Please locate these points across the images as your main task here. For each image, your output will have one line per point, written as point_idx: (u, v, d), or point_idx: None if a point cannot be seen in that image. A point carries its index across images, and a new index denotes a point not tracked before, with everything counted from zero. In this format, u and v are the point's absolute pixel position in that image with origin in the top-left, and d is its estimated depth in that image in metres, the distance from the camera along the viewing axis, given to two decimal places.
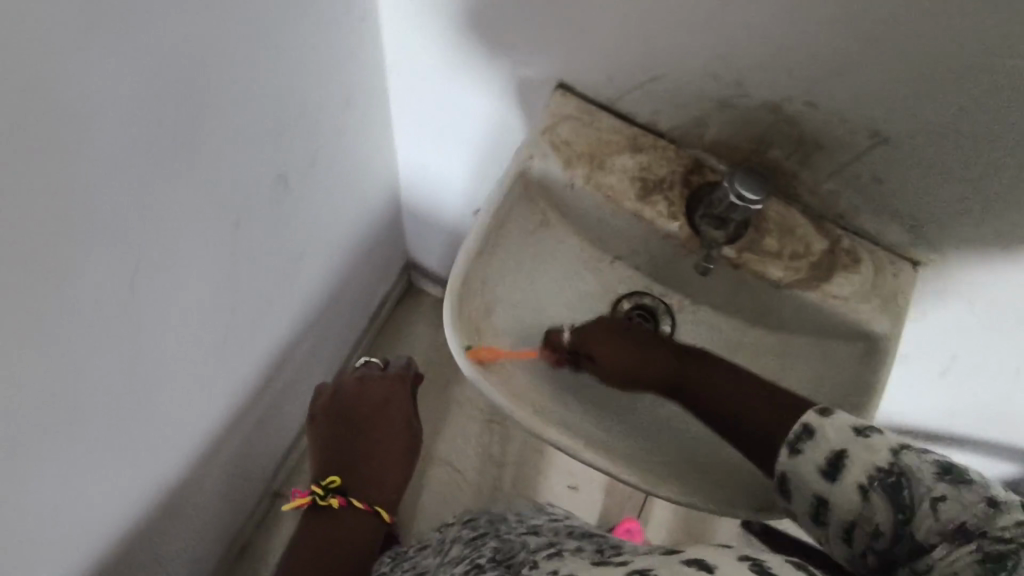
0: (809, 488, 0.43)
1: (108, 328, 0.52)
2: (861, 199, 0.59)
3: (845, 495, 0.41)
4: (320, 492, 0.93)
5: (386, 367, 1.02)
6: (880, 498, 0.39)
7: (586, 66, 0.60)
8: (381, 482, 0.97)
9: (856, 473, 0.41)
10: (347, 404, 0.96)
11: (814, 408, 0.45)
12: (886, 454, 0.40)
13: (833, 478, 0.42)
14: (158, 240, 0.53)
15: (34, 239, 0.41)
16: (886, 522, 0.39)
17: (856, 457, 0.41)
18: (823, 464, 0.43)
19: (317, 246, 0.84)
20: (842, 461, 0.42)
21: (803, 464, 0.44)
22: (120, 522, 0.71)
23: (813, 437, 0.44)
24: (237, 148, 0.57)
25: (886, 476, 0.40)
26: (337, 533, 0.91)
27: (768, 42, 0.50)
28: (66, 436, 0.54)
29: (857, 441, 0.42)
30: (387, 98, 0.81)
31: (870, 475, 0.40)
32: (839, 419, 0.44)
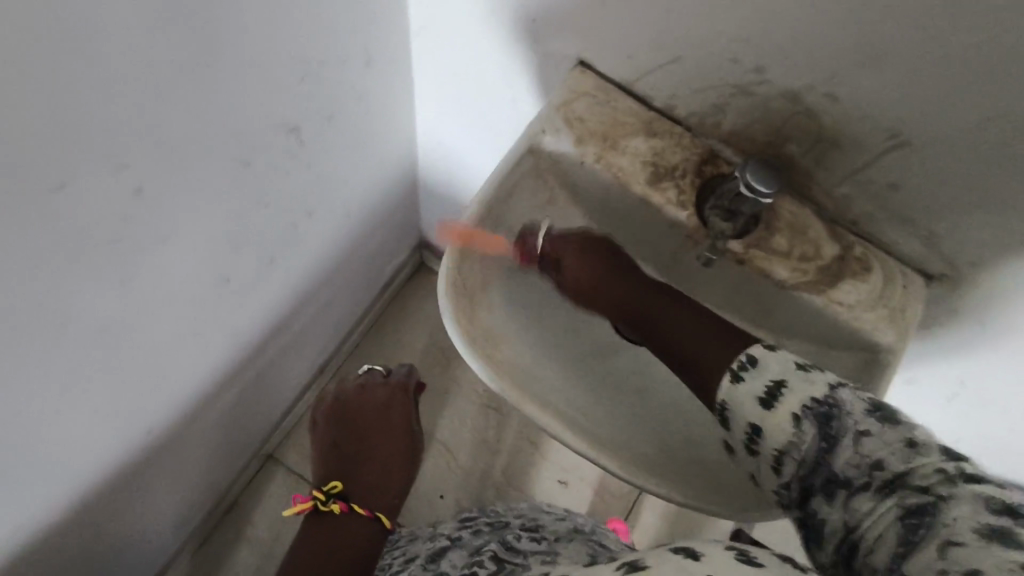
0: (744, 413, 0.46)
1: (99, 254, 0.52)
2: (877, 204, 0.57)
3: (778, 421, 0.43)
4: (321, 497, 0.90)
5: (388, 375, 1.04)
6: (811, 428, 0.42)
7: (607, 44, 0.59)
8: (382, 488, 0.94)
9: (791, 401, 0.43)
10: (349, 407, 0.99)
11: (761, 343, 0.49)
12: (823, 390, 0.43)
13: (769, 404, 0.44)
14: (161, 175, 0.53)
15: (33, 156, 0.42)
16: (813, 452, 0.41)
17: (794, 390, 0.44)
18: (762, 392, 0.45)
19: (326, 207, 0.84)
20: (780, 390, 0.44)
21: (742, 389, 0.47)
22: (103, 456, 0.72)
23: (755, 367, 0.47)
24: (249, 92, 0.57)
25: (819, 409, 0.42)
26: (337, 541, 0.86)
27: (790, 30, 0.49)
28: (50, 356, 0.55)
29: (797, 374, 0.45)
30: (409, 66, 0.80)
31: (804, 405, 0.43)
32: (782, 354, 0.47)
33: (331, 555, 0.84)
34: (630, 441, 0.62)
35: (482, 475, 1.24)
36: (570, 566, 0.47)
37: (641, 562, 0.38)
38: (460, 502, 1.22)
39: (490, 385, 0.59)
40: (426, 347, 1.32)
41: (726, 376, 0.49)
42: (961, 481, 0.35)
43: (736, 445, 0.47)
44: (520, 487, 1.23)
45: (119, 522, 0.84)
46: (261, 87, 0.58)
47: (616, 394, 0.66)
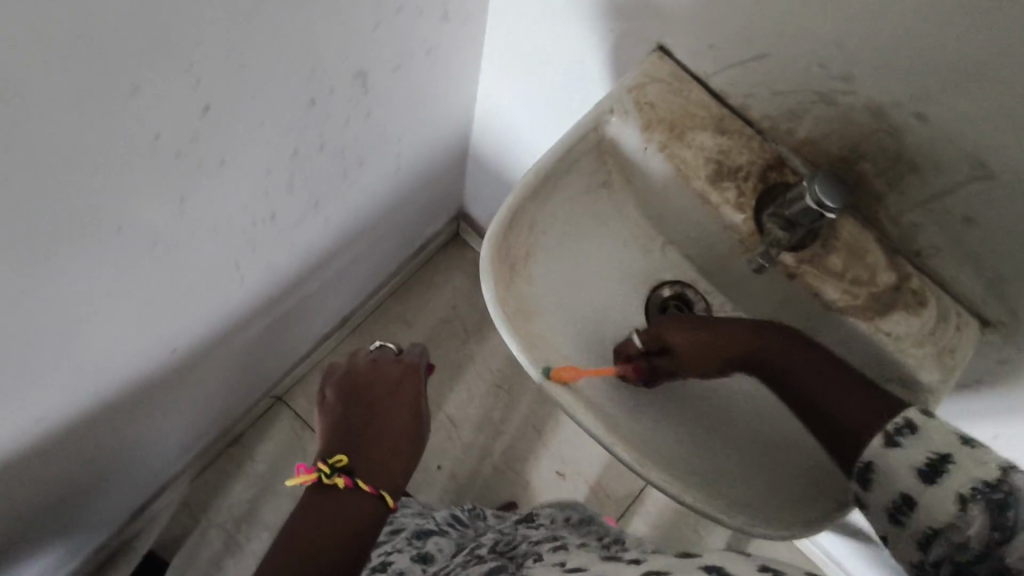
0: (898, 480, 0.44)
1: (161, 163, 0.53)
2: (944, 238, 0.55)
3: (938, 494, 0.42)
4: (326, 470, 0.84)
5: (401, 353, 1.02)
6: (979, 515, 0.39)
7: (691, 31, 0.58)
8: (387, 466, 0.88)
9: (958, 479, 0.41)
10: (362, 382, 0.96)
11: (916, 409, 0.46)
12: (992, 472, 0.40)
13: (930, 477, 0.42)
14: (231, 94, 0.53)
15: (115, 53, 0.42)
16: (981, 537, 0.39)
17: (960, 467, 0.42)
18: (923, 461, 0.43)
19: (379, 158, 0.84)
20: (945, 465, 0.42)
21: (896, 454, 0.45)
22: (129, 364, 0.73)
23: (916, 433, 0.44)
24: (328, 26, 0.57)
25: (988, 490, 0.40)
26: (336, 518, 0.79)
27: (892, 38, 0.47)
28: (103, 257, 0.56)
29: (963, 450, 0.42)
30: (484, 28, 0.80)
31: (972, 484, 0.40)
32: (940, 422, 0.45)
33: (331, 530, 0.77)
34: (654, 440, 0.61)
35: (483, 454, 1.24)
36: (592, 561, 0.49)
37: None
38: (458, 476, 1.22)
39: (519, 359, 0.58)
40: (448, 318, 1.32)
41: (877, 436, 0.46)
42: None
43: (874, 506, 0.46)
44: (518, 471, 1.23)
45: (132, 432, 0.86)
46: (340, 24, 0.58)
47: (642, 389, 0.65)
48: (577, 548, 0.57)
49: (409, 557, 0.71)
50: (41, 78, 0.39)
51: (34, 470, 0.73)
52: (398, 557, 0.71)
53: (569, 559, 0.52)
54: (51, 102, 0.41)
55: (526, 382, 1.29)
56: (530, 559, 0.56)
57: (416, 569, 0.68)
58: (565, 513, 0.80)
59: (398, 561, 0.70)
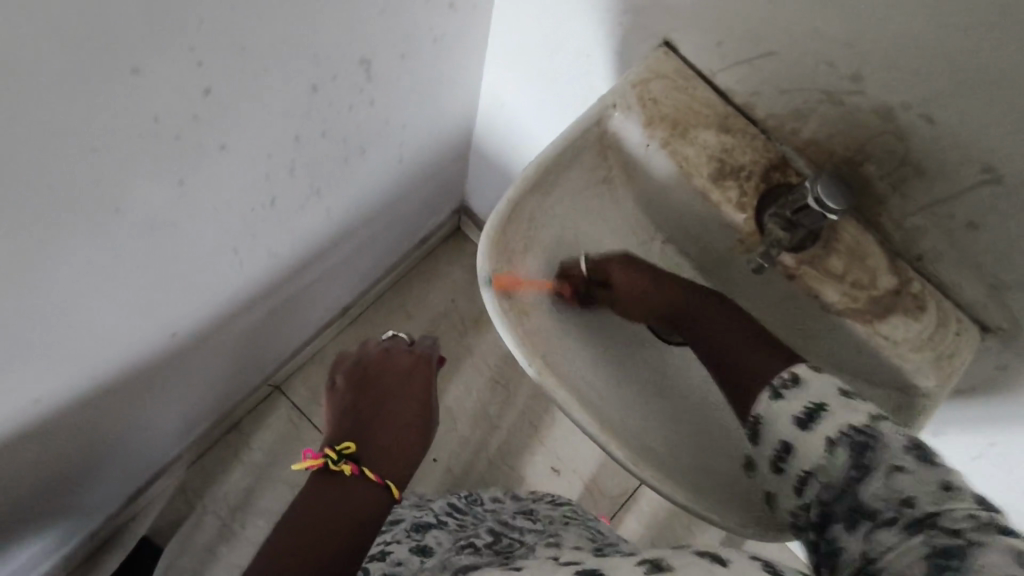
0: (779, 429, 0.45)
1: (161, 146, 0.53)
2: (947, 243, 0.54)
3: (813, 441, 0.42)
4: (333, 455, 0.85)
5: (412, 344, 1.03)
6: (844, 454, 0.40)
7: (698, 27, 0.57)
8: (395, 456, 0.88)
9: (829, 424, 0.42)
10: (371, 373, 0.97)
11: (804, 365, 0.48)
12: (865, 419, 0.41)
13: (807, 425, 0.44)
14: (233, 78, 0.53)
15: (115, 35, 0.42)
16: (842, 478, 0.39)
17: (834, 415, 0.43)
18: (801, 411, 0.45)
19: (381, 148, 0.84)
20: (820, 413, 0.43)
21: (782, 405, 0.46)
22: (126, 347, 0.73)
23: (799, 385, 0.46)
24: (331, 12, 0.56)
25: (856, 436, 0.40)
26: (340, 505, 0.79)
27: (902, 39, 0.46)
28: (101, 237, 0.56)
29: (838, 400, 0.44)
30: (490, 19, 0.79)
31: (842, 430, 0.41)
32: (823, 380, 0.46)
33: (334, 519, 0.76)
34: (647, 437, 0.61)
35: (479, 448, 1.24)
36: (585, 556, 0.49)
37: (664, 563, 0.39)
38: (454, 469, 1.22)
39: (517, 355, 0.58)
40: (447, 312, 1.32)
41: (765, 391, 0.48)
42: (993, 531, 0.32)
43: (760, 460, 0.47)
44: (513, 465, 1.23)
45: (130, 417, 0.87)
46: (344, 11, 0.57)
47: (633, 386, 0.65)
48: (568, 545, 0.57)
49: (409, 548, 0.68)
50: (41, 58, 0.39)
51: (31, 452, 0.74)
52: (397, 548, 0.68)
53: (560, 554, 0.52)
54: (51, 82, 0.41)
55: (524, 377, 1.29)
56: (523, 555, 0.56)
57: (416, 561, 0.66)
58: (562, 514, 0.79)
59: (397, 551, 0.68)
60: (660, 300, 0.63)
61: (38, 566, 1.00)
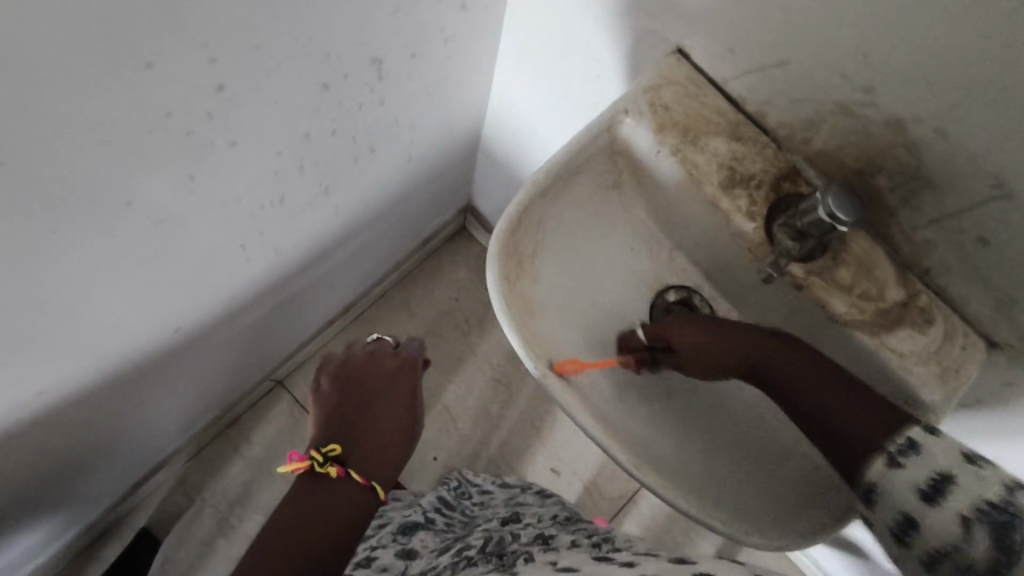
0: (901, 501, 0.42)
1: (171, 142, 0.53)
2: (956, 257, 0.54)
3: (940, 516, 0.40)
4: (318, 458, 0.84)
5: (398, 348, 1.02)
6: (987, 537, 0.38)
7: (712, 34, 0.57)
8: (381, 459, 0.88)
9: (962, 502, 0.40)
10: (357, 374, 0.96)
11: (917, 426, 0.45)
12: (1000, 492, 0.39)
13: (933, 499, 0.41)
14: (244, 76, 0.53)
15: (130, 29, 0.42)
16: (986, 560, 0.37)
17: (965, 489, 0.40)
18: (923, 483, 0.41)
19: (390, 147, 0.84)
20: (948, 486, 0.40)
21: (897, 475, 0.43)
22: (130, 341, 0.73)
23: (917, 453, 0.43)
24: (344, 12, 0.56)
25: (995, 514, 0.38)
26: (327, 507, 0.79)
27: (917, 53, 0.46)
28: (107, 231, 0.56)
29: (967, 469, 0.41)
30: (502, 21, 0.79)
31: (978, 506, 0.39)
32: (944, 439, 0.43)
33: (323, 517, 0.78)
34: (647, 439, 0.61)
35: (478, 448, 1.24)
36: (583, 562, 0.49)
37: None
38: (453, 469, 1.22)
39: (521, 354, 0.57)
40: (451, 311, 1.32)
41: (878, 458, 0.45)
42: None
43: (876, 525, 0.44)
44: (513, 466, 1.23)
45: (132, 409, 0.87)
46: (357, 11, 0.57)
47: (635, 387, 0.65)
48: (568, 550, 0.57)
49: (394, 553, 0.71)
50: (57, 51, 0.39)
51: (35, 442, 0.74)
52: (382, 552, 0.71)
53: (558, 559, 0.52)
54: (64, 74, 0.41)
55: (525, 378, 1.29)
56: (520, 558, 0.56)
57: (400, 565, 0.68)
58: (561, 509, 0.79)
59: (382, 556, 0.70)
60: (737, 357, 0.58)
61: (37, 555, 1.00)
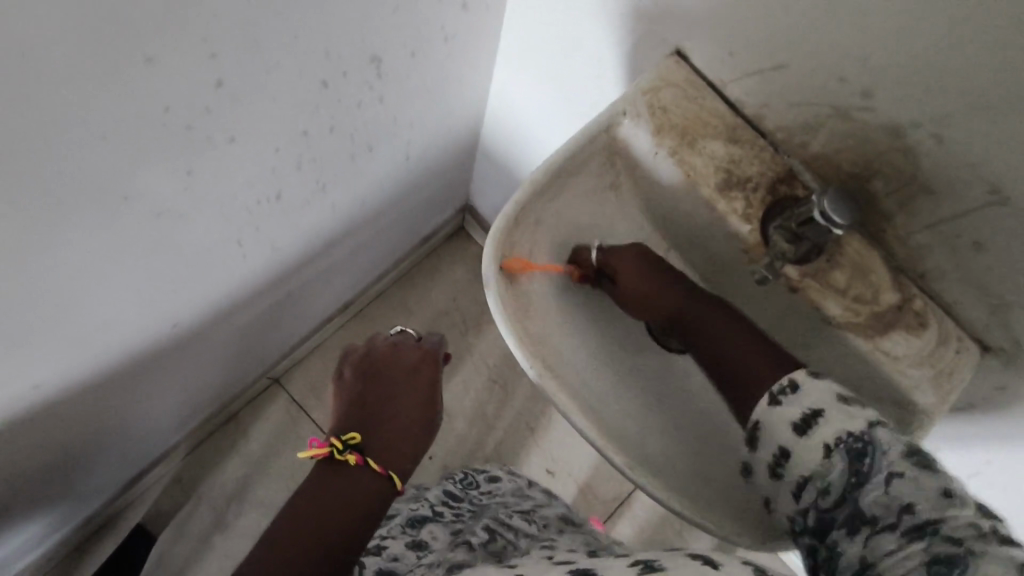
0: (778, 436, 0.47)
1: (172, 137, 0.53)
2: (952, 261, 0.54)
3: (809, 448, 0.44)
4: (339, 445, 0.82)
5: (421, 340, 0.99)
6: (841, 460, 0.42)
7: (711, 37, 0.57)
8: (399, 450, 0.86)
9: (825, 430, 0.44)
10: (379, 366, 0.94)
11: (802, 369, 0.49)
12: (860, 426, 0.43)
13: (804, 432, 0.45)
14: (245, 71, 0.53)
15: (131, 22, 0.42)
16: (838, 481, 0.42)
17: (831, 419, 0.45)
18: (797, 417, 0.46)
19: (389, 145, 0.84)
20: (816, 419, 0.45)
21: (778, 410, 0.48)
22: (126, 336, 0.73)
23: (795, 393, 0.48)
24: (344, 9, 0.56)
25: (854, 445, 0.42)
26: (347, 496, 0.77)
27: (916, 57, 0.46)
28: (110, 225, 0.56)
29: (837, 406, 0.45)
30: (503, 22, 0.79)
31: (840, 437, 0.43)
32: (822, 383, 0.48)
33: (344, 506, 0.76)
34: (642, 441, 0.61)
35: (474, 448, 1.24)
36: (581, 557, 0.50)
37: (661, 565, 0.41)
38: (449, 468, 1.22)
39: (516, 354, 0.58)
40: (448, 311, 1.32)
41: (764, 396, 0.50)
42: None
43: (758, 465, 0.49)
44: (508, 466, 1.23)
45: (128, 405, 0.87)
46: (357, 9, 0.58)
47: (632, 390, 0.65)
48: (566, 547, 0.57)
49: (405, 543, 0.76)
50: (59, 44, 0.39)
51: (31, 436, 0.74)
52: (393, 542, 0.76)
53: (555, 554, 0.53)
54: (65, 68, 0.41)
55: (522, 378, 1.29)
56: (519, 554, 0.57)
57: (409, 556, 0.73)
58: (560, 511, 0.79)
59: (393, 547, 0.75)
60: (667, 308, 0.62)
61: (32, 551, 1.00)
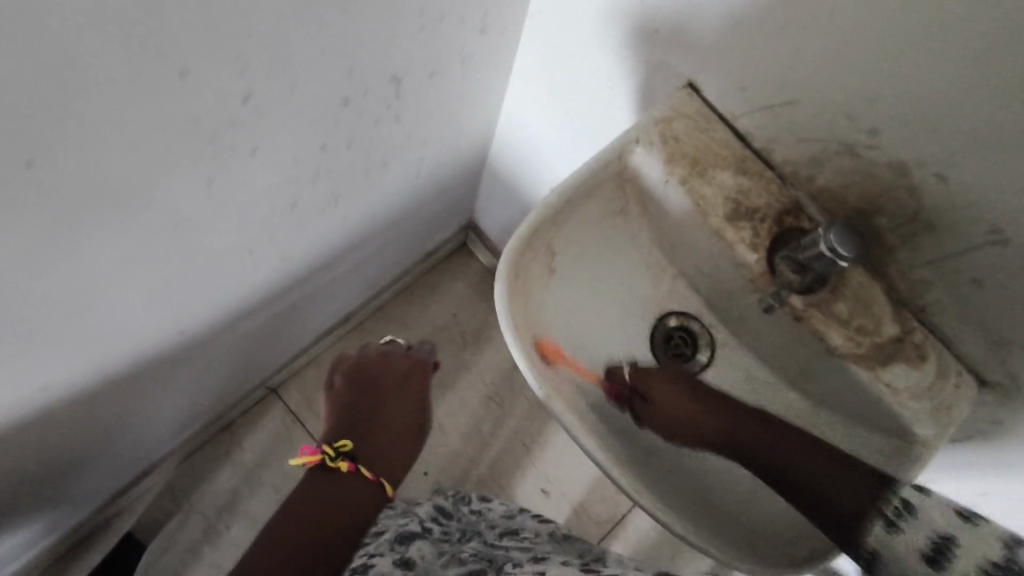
0: (906, 566, 0.45)
1: (199, 150, 0.54)
2: (949, 296, 0.56)
3: None
4: (330, 453, 0.83)
5: (410, 349, 1.02)
6: None
7: (724, 71, 0.59)
8: (392, 457, 0.90)
9: (964, 561, 0.43)
10: (370, 373, 0.96)
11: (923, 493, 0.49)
12: (997, 547, 0.42)
13: (936, 559, 0.44)
14: (273, 88, 0.55)
15: (173, 37, 0.44)
16: None
17: (965, 549, 0.43)
18: (926, 545, 0.45)
19: (403, 161, 0.85)
20: (950, 546, 0.44)
21: (901, 539, 0.47)
22: (135, 340, 0.74)
23: (913, 516, 0.47)
24: (370, 31, 0.58)
25: (1005, 572, 0.41)
26: (342, 499, 0.79)
27: (924, 97, 0.48)
28: (130, 233, 0.57)
29: (961, 526, 0.44)
30: (517, 48, 0.82)
31: (980, 566, 0.42)
32: (940, 503, 0.47)
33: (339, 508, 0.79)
34: (647, 463, 0.62)
35: (470, 464, 1.24)
36: None
37: None
38: (443, 485, 1.22)
39: (524, 372, 0.58)
40: (448, 327, 1.32)
41: (879, 523, 0.49)
42: None
43: None
44: (502, 484, 1.23)
45: (129, 408, 0.87)
46: (383, 30, 0.59)
47: (638, 414, 0.66)
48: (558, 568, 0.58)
49: (392, 561, 0.68)
50: (104, 55, 0.41)
51: (34, 434, 0.74)
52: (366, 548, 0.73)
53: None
54: (106, 77, 0.42)
55: (520, 397, 1.29)
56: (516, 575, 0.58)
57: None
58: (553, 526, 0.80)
59: (381, 564, 0.67)
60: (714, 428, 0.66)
61: (21, 553, 0.99)
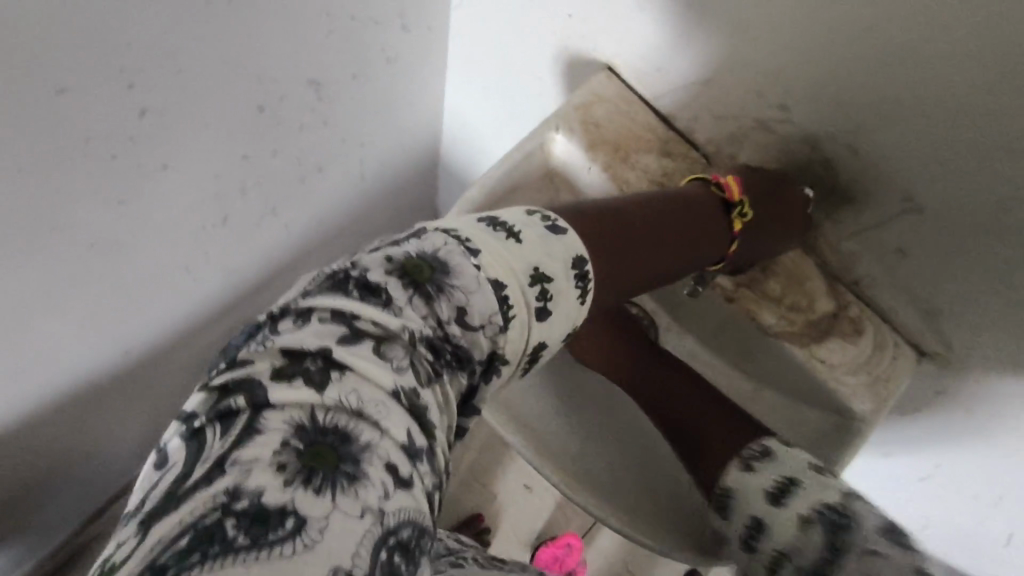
0: (748, 504, 0.48)
1: (103, 171, 0.53)
2: (879, 267, 0.56)
3: (782, 513, 0.45)
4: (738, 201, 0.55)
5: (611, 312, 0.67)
6: (816, 529, 0.42)
7: (640, 56, 0.58)
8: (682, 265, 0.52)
9: (800, 497, 0.45)
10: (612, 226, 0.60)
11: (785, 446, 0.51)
12: (832, 492, 0.44)
13: (776, 496, 0.46)
14: (178, 101, 0.54)
15: (47, 58, 0.43)
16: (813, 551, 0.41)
17: (804, 487, 0.45)
18: (770, 485, 0.47)
19: (343, 164, 0.84)
20: (790, 484, 0.46)
21: (752, 480, 0.49)
22: (76, 368, 0.72)
23: (770, 461, 0.49)
24: (278, 35, 0.58)
25: (826, 508, 0.43)
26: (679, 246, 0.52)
27: (826, 68, 0.48)
28: (47, 262, 0.56)
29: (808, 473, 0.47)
30: (448, 42, 0.80)
31: (814, 504, 0.44)
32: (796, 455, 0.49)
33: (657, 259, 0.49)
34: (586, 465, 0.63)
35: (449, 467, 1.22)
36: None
37: None
38: None
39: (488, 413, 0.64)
40: None
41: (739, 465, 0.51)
42: None
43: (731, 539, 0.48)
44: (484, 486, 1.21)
45: (80, 438, 0.84)
46: (293, 33, 0.59)
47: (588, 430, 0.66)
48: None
49: None
50: None
51: None
52: (508, 367, 0.40)
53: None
54: None
55: None
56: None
57: None
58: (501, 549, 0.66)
59: None
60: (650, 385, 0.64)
61: None
